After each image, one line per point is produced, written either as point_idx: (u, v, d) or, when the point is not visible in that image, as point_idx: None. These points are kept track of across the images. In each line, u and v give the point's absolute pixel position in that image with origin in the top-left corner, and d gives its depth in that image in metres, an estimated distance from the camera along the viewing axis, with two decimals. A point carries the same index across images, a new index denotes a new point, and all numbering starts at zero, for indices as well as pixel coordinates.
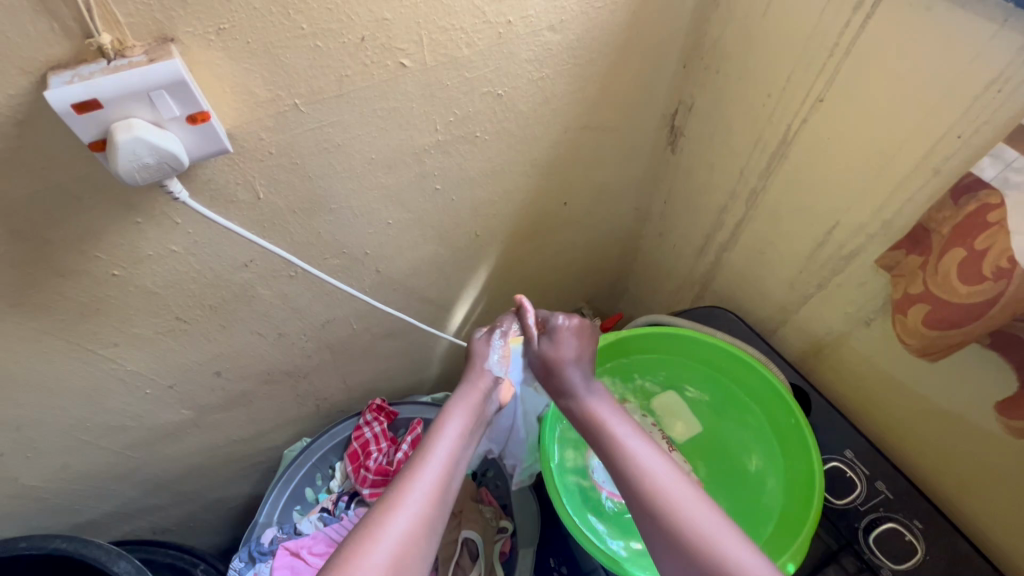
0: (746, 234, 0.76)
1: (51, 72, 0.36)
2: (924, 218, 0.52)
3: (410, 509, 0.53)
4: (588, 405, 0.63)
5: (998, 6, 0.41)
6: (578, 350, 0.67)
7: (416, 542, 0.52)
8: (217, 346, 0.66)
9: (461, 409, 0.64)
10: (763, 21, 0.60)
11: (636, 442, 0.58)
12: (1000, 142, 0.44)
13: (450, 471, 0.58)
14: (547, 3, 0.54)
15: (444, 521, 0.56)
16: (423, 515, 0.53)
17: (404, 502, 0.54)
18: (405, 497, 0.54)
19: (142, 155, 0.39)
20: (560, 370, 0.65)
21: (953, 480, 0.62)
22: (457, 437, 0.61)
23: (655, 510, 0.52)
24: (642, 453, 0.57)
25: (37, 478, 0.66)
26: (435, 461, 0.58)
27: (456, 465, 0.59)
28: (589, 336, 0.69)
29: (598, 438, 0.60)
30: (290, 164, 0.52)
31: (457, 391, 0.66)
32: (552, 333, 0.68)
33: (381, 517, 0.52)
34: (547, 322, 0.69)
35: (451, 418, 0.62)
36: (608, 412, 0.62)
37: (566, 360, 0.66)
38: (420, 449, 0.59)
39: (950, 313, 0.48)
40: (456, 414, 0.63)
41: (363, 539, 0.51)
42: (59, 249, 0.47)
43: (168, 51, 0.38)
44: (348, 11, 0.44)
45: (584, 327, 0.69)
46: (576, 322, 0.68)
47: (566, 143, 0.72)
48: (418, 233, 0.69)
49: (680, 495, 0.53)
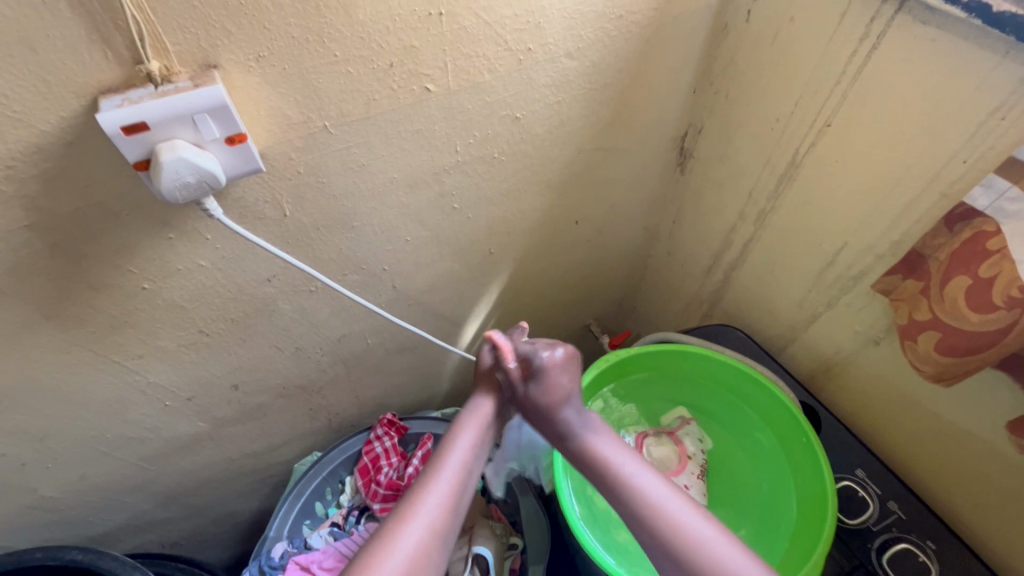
0: (755, 253, 0.78)
1: (102, 97, 0.39)
2: (918, 244, 0.54)
3: (422, 521, 0.54)
4: (589, 444, 0.62)
5: (999, 39, 0.43)
6: (570, 386, 0.64)
7: (428, 552, 0.53)
8: (236, 359, 0.67)
9: (475, 417, 0.64)
10: (771, 49, 0.63)
11: (645, 479, 0.58)
12: (991, 173, 0.46)
13: (463, 481, 0.59)
14: (565, 32, 0.57)
15: (455, 531, 0.57)
16: (436, 527, 0.55)
17: (412, 521, 0.54)
18: (418, 508, 0.55)
19: (184, 174, 0.41)
20: (555, 414, 0.63)
21: (966, 500, 0.62)
22: (470, 448, 0.61)
23: (671, 543, 0.54)
24: (655, 493, 0.57)
25: (54, 489, 0.66)
26: (448, 471, 0.58)
27: (468, 475, 0.60)
28: (575, 368, 0.66)
29: (605, 475, 0.59)
30: (317, 183, 0.54)
31: (468, 407, 0.65)
32: (539, 375, 0.63)
33: (389, 537, 0.53)
34: (531, 361, 0.64)
35: (464, 427, 0.63)
36: (611, 449, 0.61)
37: (562, 399, 0.63)
38: (430, 466, 0.59)
39: (964, 341, 0.48)
40: (470, 423, 0.63)
41: (378, 547, 0.52)
42: (94, 262, 0.48)
43: (211, 78, 0.41)
44: (379, 40, 0.47)
45: (570, 357, 0.65)
46: (562, 355, 0.64)
47: (579, 163, 0.74)
48: (435, 250, 0.70)
49: (695, 530, 0.54)
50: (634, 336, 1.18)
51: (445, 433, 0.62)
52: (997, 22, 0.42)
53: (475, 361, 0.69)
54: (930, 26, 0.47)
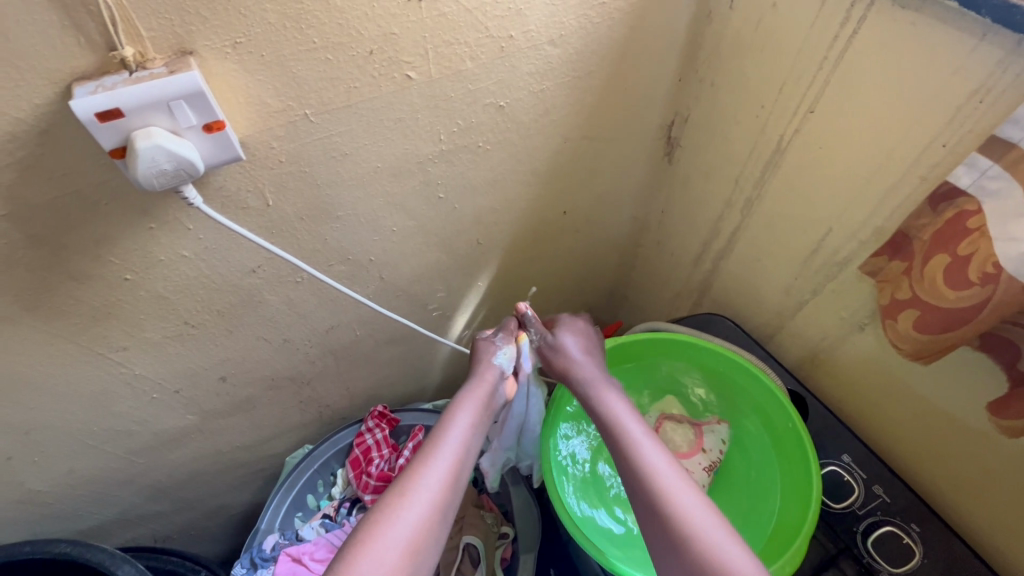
0: (742, 241, 0.78)
1: (76, 83, 0.38)
2: (904, 225, 0.54)
3: (422, 496, 0.55)
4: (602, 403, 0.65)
5: (977, 22, 0.44)
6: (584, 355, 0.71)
7: (428, 527, 0.53)
8: (223, 350, 0.67)
9: (474, 396, 0.65)
10: (754, 35, 0.63)
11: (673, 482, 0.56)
12: (973, 152, 0.46)
13: (463, 458, 0.60)
14: (547, 19, 0.57)
15: (456, 507, 0.57)
16: (435, 504, 0.55)
17: (412, 494, 0.55)
18: (419, 481, 0.56)
19: (160, 161, 0.41)
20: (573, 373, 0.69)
21: (950, 483, 0.63)
22: (469, 426, 0.62)
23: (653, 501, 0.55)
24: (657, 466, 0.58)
25: (42, 483, 0.66)
26: (448, 449, 0.59)
27: (470, 450, 0.61)
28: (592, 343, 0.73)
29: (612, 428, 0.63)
30: (300, 172, 0.54)
31: (467, 384, 0.67)
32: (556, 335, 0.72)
33: (389, 508, 0.53)
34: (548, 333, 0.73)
35: (463, 406, 0.64)
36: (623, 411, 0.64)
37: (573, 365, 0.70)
38: (431, 441, 0.60)
39: (940, 317, 0.49)
40: (469, 402, 0.64)
41: (379, 520, 0.53)
42: (74, 253, 0.48)
43: (187, 64, 0.40)
44: (357, 27, 0.47)
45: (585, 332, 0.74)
46: (580, 326, 0.74)
47: (565, 152, 0.74)
48: (421, 241, 0.70)
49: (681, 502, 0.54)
50: (625, 327, 1.18)
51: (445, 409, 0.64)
52: (973, 5, 0.42)
53: (473, 343, 0.73)
54: (909, 10, 0.48)
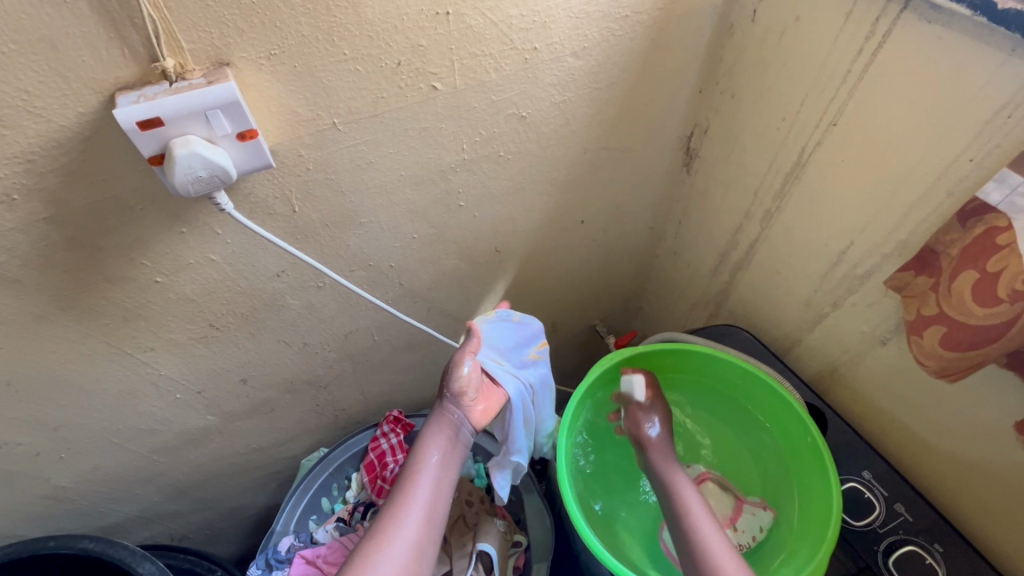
0: (761, 253, 0.78)
1: (118, 93, 0.40)
2: (931, 241, 0.53)
3: (402, 538, 0.60)
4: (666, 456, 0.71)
5: (1006, 37, 0.43)
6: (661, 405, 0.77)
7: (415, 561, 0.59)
8: (245, 353, 0.68)
9: (442, 434, 0.69)
10: (777, 48, 0.63)
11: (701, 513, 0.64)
12: (1004, 168, 0.46)
13: (437, 494, 0.65)
14: (571, 31, 0.58)
15: (438, 538, 0.63)
16: (416, 541, 0.60)
17: (395, 531, 0.60)
18: (398, 524, 0.61)
19: (197, 169, 0.42)
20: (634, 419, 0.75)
21: (975, 502, 0.62)
22: (439, 462, 0.67)
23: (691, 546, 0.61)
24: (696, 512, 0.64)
25: (67, 479, 0.68)
26: (421, 488, 0.64)
27: (443, 486, 0.66)
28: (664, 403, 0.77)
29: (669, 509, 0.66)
30: (325, 180, 0.55)
31: (434, 415, 0.71)
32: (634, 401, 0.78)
33: (376, 543, 0.59)
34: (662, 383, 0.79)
35: (431, 441, 0.68)
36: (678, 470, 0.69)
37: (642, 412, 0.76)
38: (405, 476, 0.66)
39: (967, 335, 0.49)
40: (439, 441, 0.68)
41: (366, 559, 0.58)
42: (109, 256, 0.50)
43: (224, 74, 0.42)
44: (386, 39, 0.48)
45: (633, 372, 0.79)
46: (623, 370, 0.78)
47: (585, 162, 0.74)
48: (441, 248, 0.71)
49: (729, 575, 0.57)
50: (640, 336, 1.18)
51: (416, 442, 0.69)
52: (1002, 19, 0.42)
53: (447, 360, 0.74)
54: (935, 24, 0.48)
